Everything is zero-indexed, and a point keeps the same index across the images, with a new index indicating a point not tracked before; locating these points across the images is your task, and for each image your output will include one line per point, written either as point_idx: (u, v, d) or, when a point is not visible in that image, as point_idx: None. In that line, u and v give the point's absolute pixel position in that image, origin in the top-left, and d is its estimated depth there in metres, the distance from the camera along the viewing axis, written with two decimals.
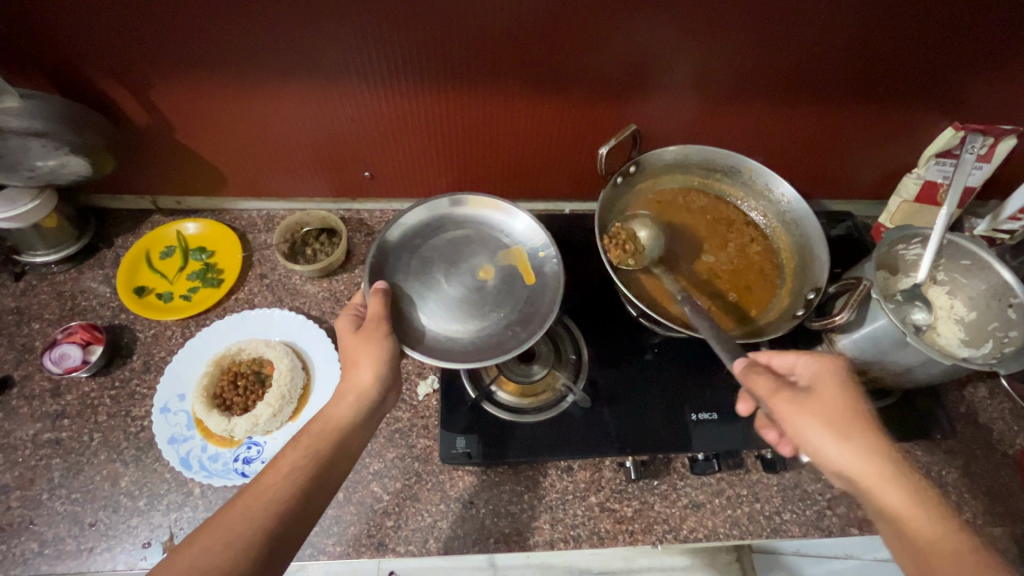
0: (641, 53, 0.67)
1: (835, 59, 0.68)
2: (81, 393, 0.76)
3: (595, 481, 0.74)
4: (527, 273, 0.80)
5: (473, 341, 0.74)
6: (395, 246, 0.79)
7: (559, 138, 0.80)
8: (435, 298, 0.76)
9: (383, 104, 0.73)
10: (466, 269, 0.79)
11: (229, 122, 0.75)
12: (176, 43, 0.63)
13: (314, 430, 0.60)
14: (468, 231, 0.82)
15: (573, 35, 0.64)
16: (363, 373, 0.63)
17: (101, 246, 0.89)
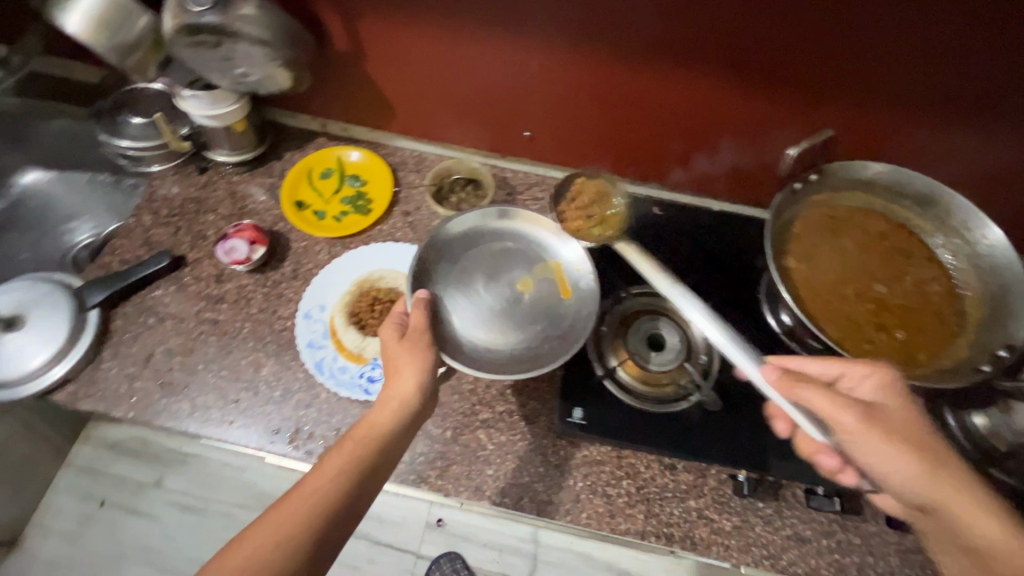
0: (865, 48, 0.61)
1: None
2: (239, 284, 0.84)
3: (697, 486, 0.72)
4: (563, 288, 0.77)
5: (509, 352, 0.73)
6: (441, 251, 0.77)
7: (734, 129, 0.76)
8: (471, 310, 0.74)
9: (567, 63, 0.72)
10: (504, 281, 0.77)
11: (413, 60, 0.78)
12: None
13: (356, 436, 0.59)
14: (507, 241, 0.80)
15: (795, 16, 0.60)
16: (407, 378, 0.62)
17: (272, 156, 0.96)
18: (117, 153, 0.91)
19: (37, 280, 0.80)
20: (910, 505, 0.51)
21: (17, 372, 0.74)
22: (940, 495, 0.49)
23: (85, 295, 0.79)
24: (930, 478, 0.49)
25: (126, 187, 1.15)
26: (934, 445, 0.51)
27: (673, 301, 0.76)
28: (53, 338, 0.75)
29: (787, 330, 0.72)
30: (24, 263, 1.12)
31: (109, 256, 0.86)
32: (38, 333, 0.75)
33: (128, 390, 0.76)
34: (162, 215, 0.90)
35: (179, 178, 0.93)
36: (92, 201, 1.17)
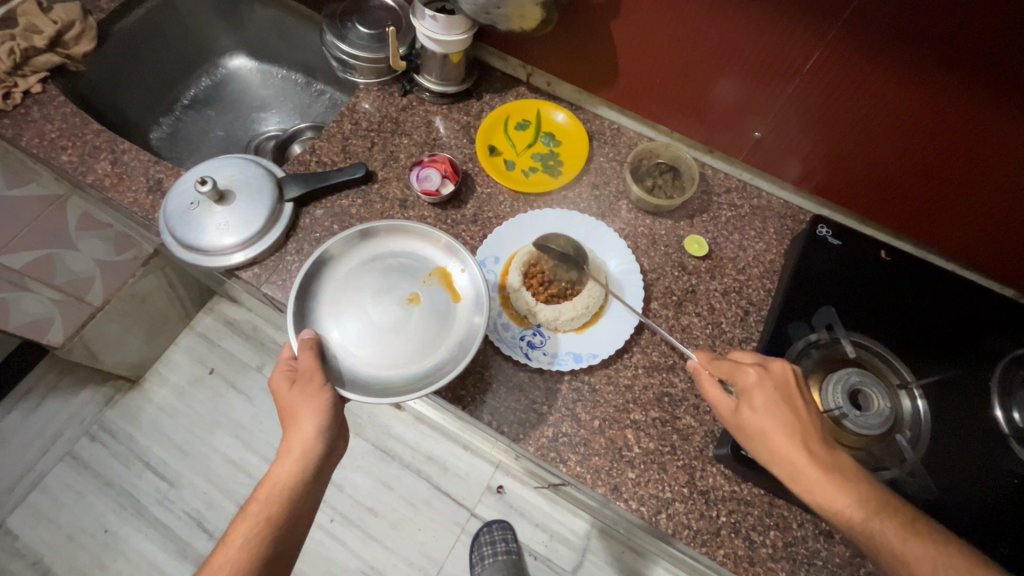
0: None
1: None
2: (420, 214, 0.84)
3: (852, 564, 0.65)
4: (451, 292, 0.76)
5: (417, 371, 0.71)
6: (334, 278, 0.75)
7: (1015, 189, 0.66)
8: (354, 330, 0.73)
9: (842, 78, 0.66)
10: (389, 297, 0.75)
11: (670, 31, 0.72)
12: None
13: (260, 496, 0.60)
14: (393, 256, 0.78)
15: None
16: (305, 426, 0.62)
17: (473, 95, 0.94)
18: (333, 56, 0.93)
19: (247, 163, 0.84)
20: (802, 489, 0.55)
21: (216, 242, 0.78)
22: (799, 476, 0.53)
23: (286, 188, 0.83)
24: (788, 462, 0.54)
25: (314, 91, 1.21)
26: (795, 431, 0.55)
27: (888, 360, 0.67)
28: (253, 219, 0.79)
29: (1017, 432, 0.63)
30: (216, 139, 1.20)
31: (308, 154, 0.89)
32: (240, 212, 0.79)
33: None
34: (361, 128, 0.92)
35: (382, 96, 0.94)
36: (283, 98, 1.23)
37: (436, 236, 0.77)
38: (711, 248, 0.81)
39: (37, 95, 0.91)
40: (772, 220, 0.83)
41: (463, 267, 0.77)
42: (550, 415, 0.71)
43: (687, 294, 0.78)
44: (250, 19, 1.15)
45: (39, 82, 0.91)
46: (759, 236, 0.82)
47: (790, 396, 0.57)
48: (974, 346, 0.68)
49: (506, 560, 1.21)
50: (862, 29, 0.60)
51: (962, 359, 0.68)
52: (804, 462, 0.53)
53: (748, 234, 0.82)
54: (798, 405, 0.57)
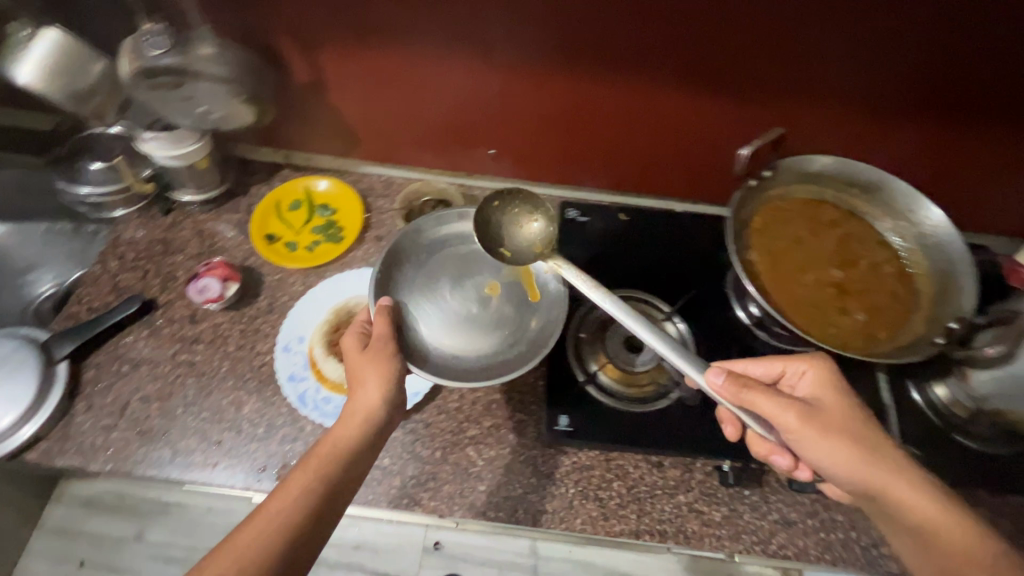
0: (790, 57, 0.67)
1: (993, 80, 0.66)
2: (214, 323, 0.83)
3: (686, 480, 0.74)
4: (530, 289, 0.80)
5: (485, 359, 0.76)
6: (405, 259, 0.81)
7: (686, 135, 0.80)
8: (435, 315, 0.77)
9: (523, 87, 0.76)
10: (469, 284, 0.80)
11: (386, 83, 0.78)
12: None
13: (320, 452, 0.61)
14: (467, 244, 0.83)
15: (728, 32, 0.65)
16: (371, 392, 0.65)
17: (238, 193, 0.96)
18: (74, 200, 0.89)
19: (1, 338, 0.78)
20: (852, 494, 0.54)
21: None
22: (877, 480, 0.52)
23: (53, 348, 0.77)
24: (858, 462, 0.53)
25: (87, 234, 1.09)
26: (860, 431, 0.55)
27: (650, 303, 0.78)
28: (21, 396, 0.73)
29: (756, 320, 0.76)
30: None
31: (75, 305, 0.84)
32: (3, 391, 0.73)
33: (105, 442, 0.74)
34: (128, 260, 0.88)
35: (143, 221, 0.92)
36: (55, 252, 1.12)
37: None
38: None
39: None
40: None
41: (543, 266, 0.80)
42: (394, 464, 0.73)
43: None
44: None
45: None
46: None
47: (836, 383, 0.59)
48: (709, 266, 0.82)
49: None
50: (530, 37, 0.69)
51: (703, 279, 0.81)
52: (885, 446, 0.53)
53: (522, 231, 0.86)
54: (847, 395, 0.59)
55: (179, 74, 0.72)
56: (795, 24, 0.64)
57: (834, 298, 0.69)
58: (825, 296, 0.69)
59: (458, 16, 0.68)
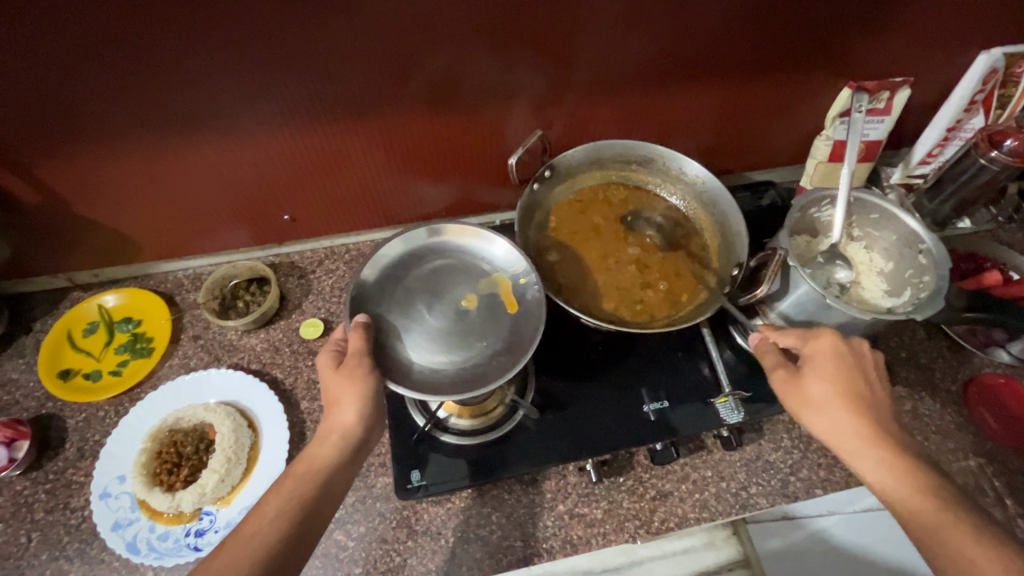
0: (526, 65, 0.69)
1: (710, 44, 0.71)
2: (14, 493, 0.72)
3: (561, 488, 0.73)
4: (511, 301, 0.73)
5: (468, 373, 0.68)
6: (374, 281, 0.72)
7: (470, 154, 0.80)
8: (416, 333, 0.70)
9: (287, 148, 0.73)
10: (444, 299, 0.72)
11: (144, 180, 0.73)
12: (65, 101, 0.61)
13: (294, 473, 0.58)
14: (440, 257, 0.76)
15: (456, 57, 0.65)
16: (348, 412, 0.61)
17: (19, 334, 0.84)
18: None
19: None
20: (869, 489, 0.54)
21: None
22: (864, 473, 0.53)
23: None
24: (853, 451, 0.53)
25: None
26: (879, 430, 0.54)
27: None
28: None
29: None
30: None
31: None
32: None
33: None
34: None
35: None
36: None
37: (484, 237, 0.76)
38: (325, 320, 0.85)
39: None
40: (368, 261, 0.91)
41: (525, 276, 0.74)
42: None
43: None
44: None
45: None
46: None
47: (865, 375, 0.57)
48: None
49: None
50: (272, 107, 0.67)
51: None
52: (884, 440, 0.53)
53: None
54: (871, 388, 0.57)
55: None
56: (519, 36, 0.65)
57: (636, 274, 0.74)
58: (628, 275, 0.73)
59: (183, 102, 0.64)
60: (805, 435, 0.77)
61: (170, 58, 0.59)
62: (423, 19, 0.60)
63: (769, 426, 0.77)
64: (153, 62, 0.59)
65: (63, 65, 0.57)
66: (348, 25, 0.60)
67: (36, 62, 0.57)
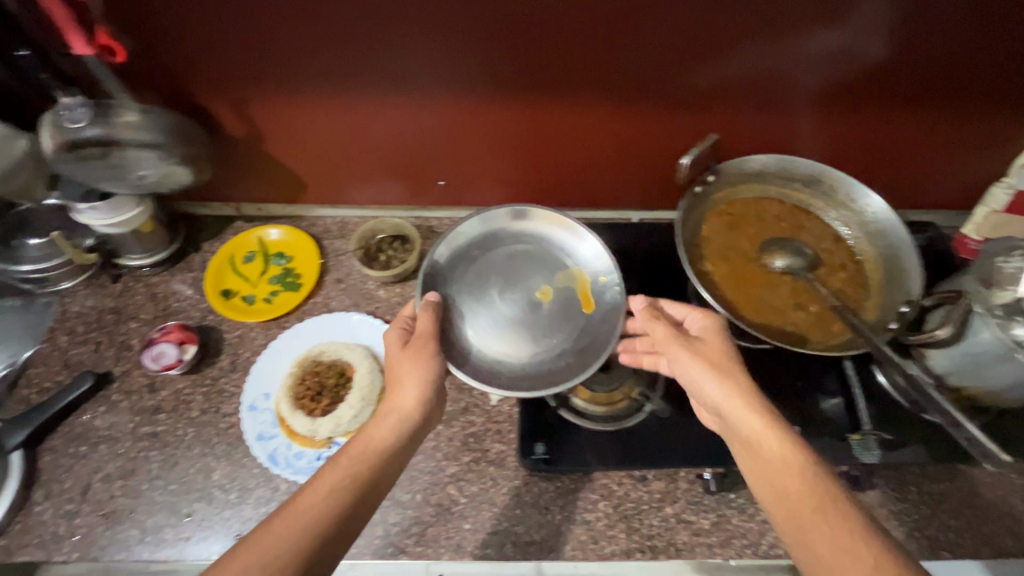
0: (716, 67, 0.68)
1: (913, 71, 0.68)
2: (175, 390, 0.80)
3: (670, 491, 0.73)
4: (587, 299, 0.80)
5: (531, 367, 0.76)
6: (450, 263, 0.81)
7: (630, 147, 0.81)
8: (488, 321, 0.78)
9: (461, 117, 0.77)
10: (520, 290, 0.80)
11: (327, 129, 0.78)
12: (288, 48, 0.66)
13: (353, 451, 0.60)
14: (519, 246, 0.83)
15: (651, 50, 0.66)
16: (408, 395, 0.66)
17: (189, 251, 0.93)
18: (18, 280, 0.86)
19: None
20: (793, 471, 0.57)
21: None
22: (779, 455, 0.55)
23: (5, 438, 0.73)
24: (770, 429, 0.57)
25: None
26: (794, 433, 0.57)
27: None
28: None
29: None
30: None
31: (27, 388, 0.81)
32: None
33: (70, 529, 0.71)
34: (80, 333, 0.85)
35: (91, 290, 0.89)
36: None
37: (570, 227, 0.83)
38: None
39: None
40: None
41: (606, 275, 0.81)
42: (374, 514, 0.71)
43: None
44: None
45: None
46: None
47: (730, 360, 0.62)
48: (662, 277, 0.86)
49: None
50: (462, 75, 0.70)
51: (665, 287, 0.85)
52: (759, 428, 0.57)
53: None
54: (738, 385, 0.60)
55: (104, 146, 0.64)
56: (719, 37, 0.65)
57: (787, 293, 0.71)
58: (777, 292, 0.71)
59: (387, 61, 0.68)
60: (936, 493, 0.73)
61: (393, 19, 0.63)
62: (633, 9, 0.62)
63: (898, 476, 0.74)
64: (378, 21, 0.63)
65: (302, 15, 0.62)
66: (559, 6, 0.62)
67: (275, 10, 0.62)
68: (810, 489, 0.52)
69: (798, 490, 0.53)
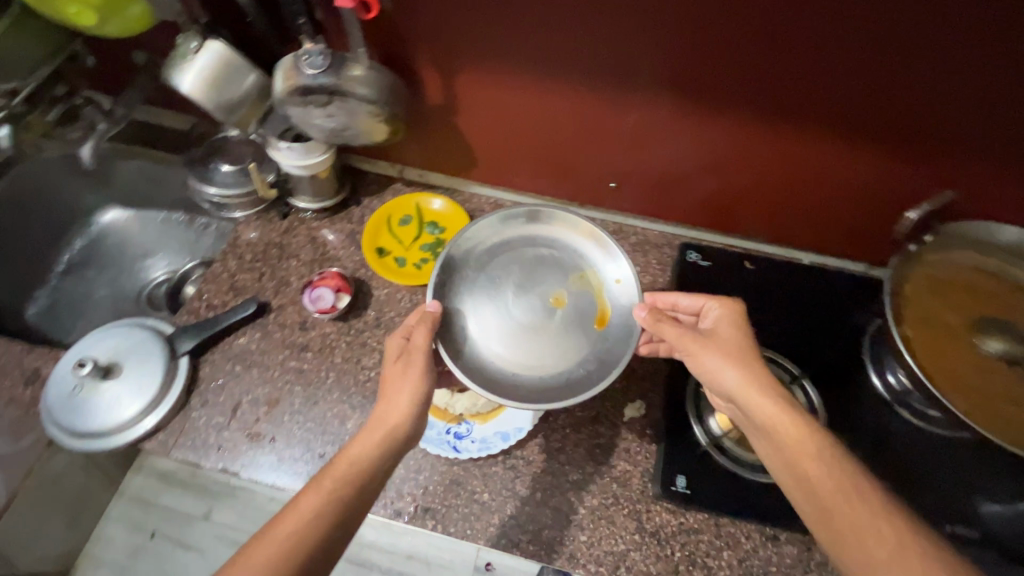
0: (967, 118, 0.62)
1: None
2: (322, 332, 0.84)
3: (804, 560, 0.68)
4: (601, 308, 0.78)
5: (540, 376, 0.74)
6: (468, 260, 0.80)
7: (826, 185, 0.75)
8: (497, 321, 0.77)
9: (657, 124, 0.74)
10: (535, 293, 0.79)
11: (519, 113, 0.78)
12: (518, 27, 0.66)
13: (336, 474, 0.59)
14: (540, 251, 0.82)
15: (898, 87, 0.61)
16: (400, 404, 0.64)
17: (350, 203, 0.97)
18: (203, 199, 0.93)
19: (164, 227, 1.21)
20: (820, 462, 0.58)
21: (91, 430, 0.73)
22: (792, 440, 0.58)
23: (178, 342, 0.80)
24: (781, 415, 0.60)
25: (199, 226, 1.20)
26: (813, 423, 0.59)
27: (777, 364, 0.76)
28: (147, 385, 0.76)
29: (899, 397, 0.73)
30: (102, 300, 1.15)
31: (196, 301, 0.87)
32: (120, 391, 0.75)
33: (218, 440, 0.76)
34: (246, 261, 0.91)
35: (261, 223, 0.95)
36: (168, 241, 1.21)
37: (585, 229, 0.81)
38: None
39: None
40: (652, 252, 0.90)
41: (619, 277, 0.79)
42: (493, 501, 0.71)
43: None
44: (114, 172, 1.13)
45: None
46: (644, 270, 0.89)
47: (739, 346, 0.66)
48: (829, 331, 0.80)
49: None
50: (677, 81, 0.67)
51: (830, 341, 0.79)
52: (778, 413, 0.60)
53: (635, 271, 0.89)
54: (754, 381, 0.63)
55: (329, 94, 0.67)
56: (986, 87, 0.58)
57: (999, 381, 0.63)
58: (988, 378, 0.63)
59: (608, 54, 0.67)
60: None
61: (631, 16, 0.62)
62: (896, 41, 0.57)
63: None
64: (616, 15, 0.62)
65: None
66: (814, 27, 0.58)
67: None
68: (829, 476, 0.55)
69: (817, 476, 0.55)
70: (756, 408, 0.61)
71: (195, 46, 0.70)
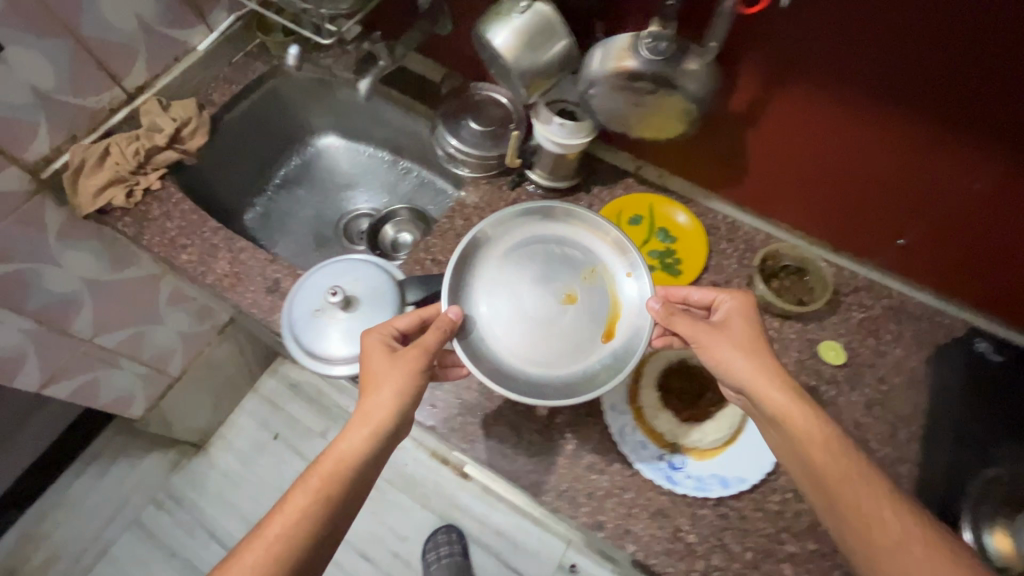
0: None
1: None
2: None
3: None
4: (613, 304, 0.75)
5: (546, 374, 0.72)
6: (488, 250, 0.77)
7: None
8: (505, 312, 0.74)
9: (993, 189, 0.64)
10: (547, 285, 0.75)
11: (818, 140, 0.70)
12: (881, 49, 0.58)
13: (321, 470, 0.64)
14: (557, 245, 0.78)
15: None
16: (385, 398, 0.66)
17: (580, 189, 0.93)
18: (440, 147, 0.93)
19: (371, 163, 1.26)
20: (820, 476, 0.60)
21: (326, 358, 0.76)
22: (815, 455, 0.59)
23: (406, 290, 0.80)
24: (801, 421, 0.61)
25: (400, 169, 1.25)
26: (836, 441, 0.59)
27: None
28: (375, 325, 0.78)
29: None
30: (305, 219, 1.21)
31: (421, 252, 0.88)
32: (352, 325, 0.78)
33: (430, 397, 0.77)
34: (472, 224, 0.91)
35: (490, 189, 0.94)
36: (370, 177, 1.26)
37: (604, 228, 0.78)
38: (847, 356, 0.78)
39: (156, 191, 0.94)
40: (908, 321, 0.80)
41: (632, 271, 0.76)
42: (700, 546, 0.68)
43: (829, 407, 0.75)
44: (346, 103, 1.17)
45: (158, 178, 0.94)
46: (896, 340, 0.79)
47: (750, 343, 0.66)
48: None
49: (451, 563, 1.44)
50: None
51: None
52: (810, 420, 0.61)
53: (884, 338, 0.79)
54: (769, 392, 0.63)
55: (656, 86, 0.62)
56: None
57: None
58: None
59: (976, 98, 0.57)
60: None
61: None
62: None
63: None
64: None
65: (948, 28, 0.53)
66: None
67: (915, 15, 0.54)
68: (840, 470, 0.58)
69: (823, 464, 0.58)
70: (765, 397, 0.63)
71: (522, 4, 0.68)
